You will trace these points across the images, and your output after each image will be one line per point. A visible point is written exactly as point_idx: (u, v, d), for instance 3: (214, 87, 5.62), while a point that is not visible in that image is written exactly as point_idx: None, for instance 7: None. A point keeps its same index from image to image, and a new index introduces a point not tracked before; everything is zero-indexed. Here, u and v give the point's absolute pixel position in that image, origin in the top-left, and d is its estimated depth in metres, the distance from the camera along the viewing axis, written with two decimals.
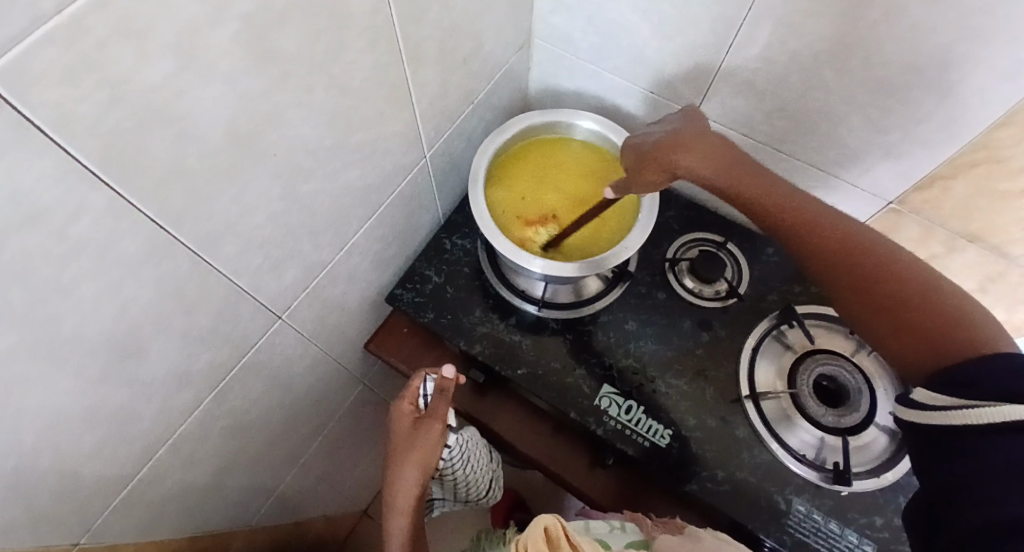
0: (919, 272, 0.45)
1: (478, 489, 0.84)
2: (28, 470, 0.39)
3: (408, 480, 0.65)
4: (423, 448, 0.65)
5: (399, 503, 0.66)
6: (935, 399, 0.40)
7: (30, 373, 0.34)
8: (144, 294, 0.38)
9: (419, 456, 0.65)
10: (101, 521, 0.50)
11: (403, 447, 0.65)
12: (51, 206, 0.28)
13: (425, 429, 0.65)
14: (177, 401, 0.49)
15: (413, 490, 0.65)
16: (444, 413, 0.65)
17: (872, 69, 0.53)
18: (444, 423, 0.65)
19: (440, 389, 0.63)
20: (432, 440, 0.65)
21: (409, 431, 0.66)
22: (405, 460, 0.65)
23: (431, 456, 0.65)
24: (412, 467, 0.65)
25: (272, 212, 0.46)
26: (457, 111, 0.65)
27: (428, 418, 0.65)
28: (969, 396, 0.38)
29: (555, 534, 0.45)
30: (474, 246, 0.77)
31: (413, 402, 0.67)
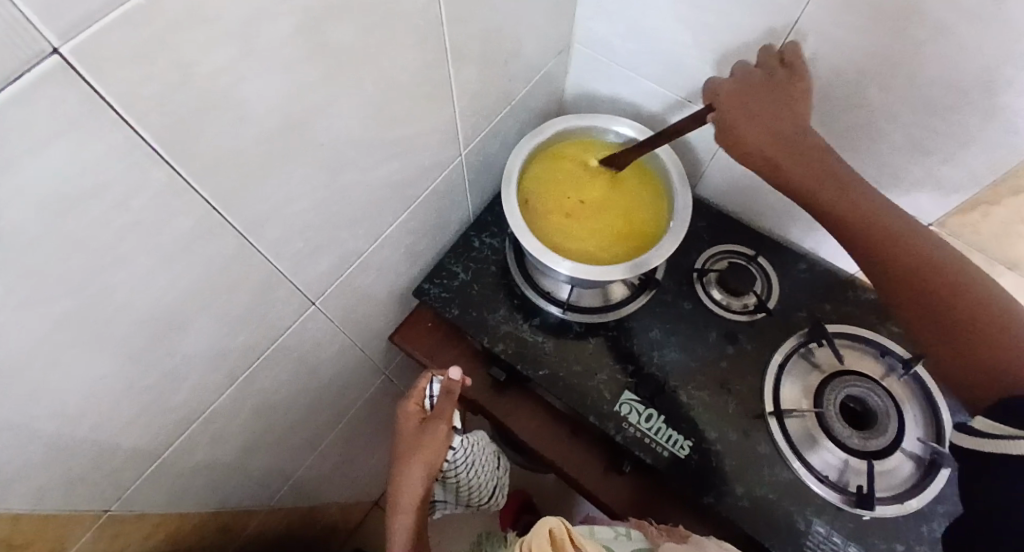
0: (974, 279, 0.45)
1: (480, 494, 0.85)
2: (72, 432, 0.41)
3: (412, 478, 0.66)
4: (428, 447, 0.66)
5: (402, 501, 0.66)
6: (994, 428, 0.40)
7: (83, 339, 0.36)
8: (192, 271, 0.40)
9: (425, 455, 0.66)
10: (132, 489, 0.52)
11: (409, 446, 0.67)
12: (116, 178, 0.30)
13: (431, 428, 0.67)
14: (211, 377, 0.51)
15: (417, 489, 0.66)
16: (449, 414, 0.67)
17: (920, 87, 0.52)
18: (449, 423, 0.67)
19: (446, 390, 0.65)
20: (438, 439, 0.67)
21: (415, 429, 0.67)
22: (411, 459, 0.66)
23: (435, 455, 0.67)
24: (418, 466, 0.66)
25: (315, 200, 0.47)
26: (495, 111, 0.66)
27: (433, 418, 0.67)
28: (1018, 427, 0.38)
29: (559, 537, 0.46)
30: (502, 245, 0.78)
31: (419, 402, 0.69)
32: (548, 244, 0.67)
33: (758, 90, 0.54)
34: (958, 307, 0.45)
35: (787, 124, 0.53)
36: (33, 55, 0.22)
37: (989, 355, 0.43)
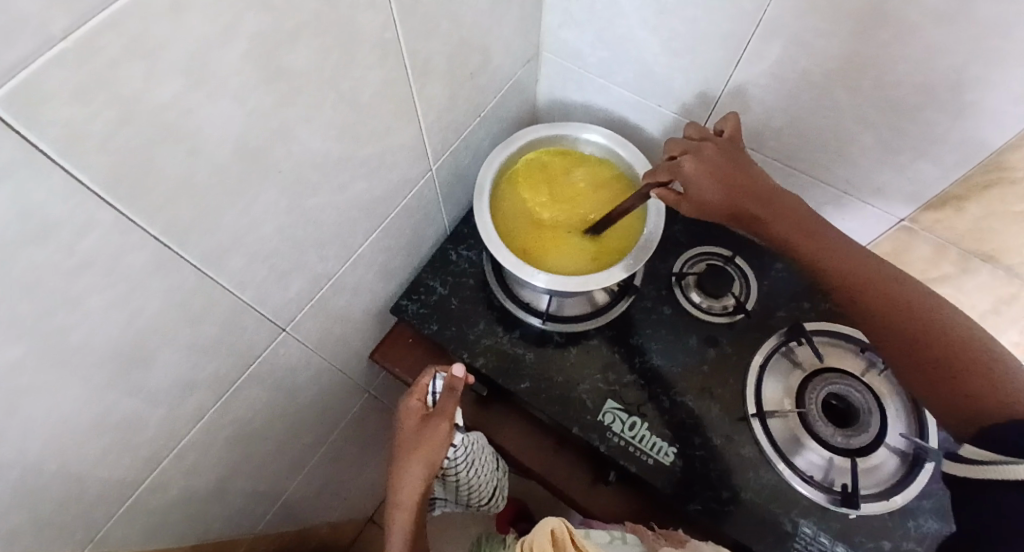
0: (958, 324, 0.46)
1: (481, 494, 0.80)
2: (34, 479, 0.39)
3: (412, 475, 0.63)
4: (428, 444, 0.63)
5: (402, 500, 0.64)
6: (986, 455, 0.42)
7: (38, 386, 0.34)
8: (150, 307, 0.39)
9: (425, 452, 0.63)
10: (104, 529, 0.51)
11: (409, 443, 0.64)
12: (59, 221, 0.28)
13: (433, 425, 0.64)
14: (182, 410, 0.50)
15: (417, 486, 0.63)
16: (451, 412, 0.64)
17: (885, 86, 0.53)
18: (451, 421, 0.64)
19: (448, 386, 0.63)
20: (439, 437, 0.63)
21: (416, 427, 0.65)
22: (411, 455, 0.64)
23: (438, 452, 0.63)
24: (417, 463, 0.63)
25: (278, 226, 0.46)
26: (465, 125, 0.66)
27: (435, 415, 0.64)
28: (1006, 454, 0.41)
29: (561, 538, 0.44)
30: (479, 257, 0.77)
31: (422, 398, 0.66)
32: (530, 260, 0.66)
33: (711, 152, 0.55)
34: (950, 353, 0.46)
35: (752, 183, 0.53)
36: None
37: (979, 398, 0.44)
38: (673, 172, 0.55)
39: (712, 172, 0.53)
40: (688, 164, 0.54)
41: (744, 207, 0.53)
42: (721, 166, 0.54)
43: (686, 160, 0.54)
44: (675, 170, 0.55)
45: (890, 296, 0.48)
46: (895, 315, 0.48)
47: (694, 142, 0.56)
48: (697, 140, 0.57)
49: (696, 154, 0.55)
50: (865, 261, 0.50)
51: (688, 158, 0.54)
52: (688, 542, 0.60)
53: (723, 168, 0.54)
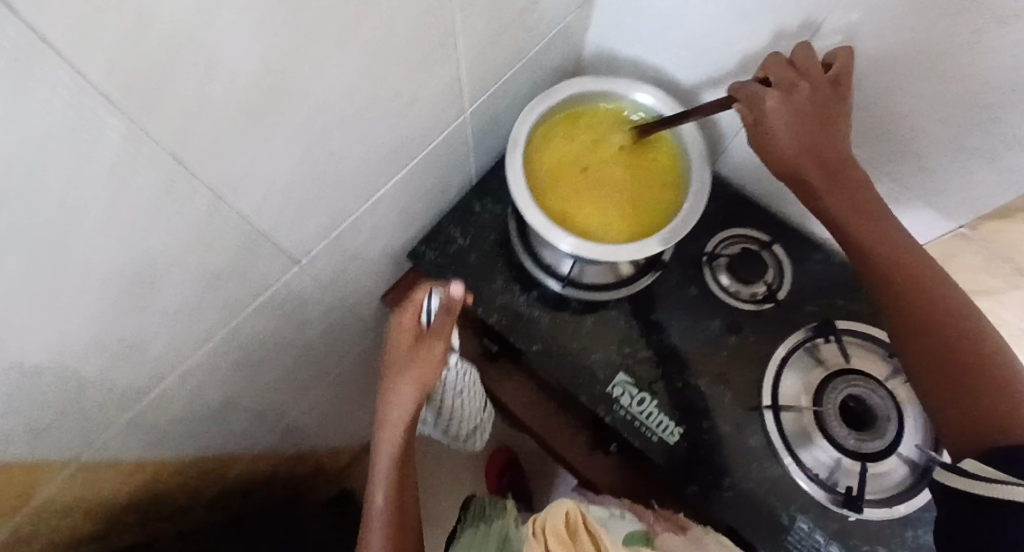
0: (983, 329, 0.46)
1: (463, 429, 0.76)
2: (34, 386, 0.39)
3: (401, 398, 0.56)
4: (421, 367, 0.56)
5: (392, 419, 0.58)
6: (982, 467, 0.39)
7: (40, 297, 0.33)
8: (160, 227, 0.37)
9: (417, 376, 0.56)
10: (104, 438, 0.51)
11: (399, 363, 0.57)
12: (65, 132, 0.26)
13: (426, 346, 0.56)
14: (188, 333, 0.49)
15: (407, 409, 0.57)
16: (449, 331, 0.57)
17: (979, 77, 0.47)
18: (448, 343, 0.57)
19: (444, 307, 0.56)
20: (434, 359, 0.56)
21: (407, 350, 0.57)
22: (401, 377, 0.56)
23: (432, 377, 0.57)
24: (407, 386, 0.56)
25: (298, 157, 0.43)
26: (505, 69, 0.61)
27: (430, 333, 0.57)
28: (1008, 469, 0.37)
29: (574, 521, 0.44)
30: (504, 212, 0.74)
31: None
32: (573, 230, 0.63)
33: (801, 93, 0.51)
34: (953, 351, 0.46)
35: (824, 136, 0.53)
36: None
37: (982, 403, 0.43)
38: (750, 101, 0.54)
39: (786, 118, 0.52)
40: (770, 100, 0.52)
41: (805, 160, 0.53)
42: (801, 110, 0.52)
43: (770, 93, 0.52)
44: (755, 100, 0.53)
45: (918, 288, 0.49)
46: (919, 305, 0.48)
47: (791, 74, 0.52)
48: (798, 74, 0.52)
49: (785, 88, 0.52)
50: (892, 238, 0.51)
51: (771, 91, 0.52)
52: (691, 530, 0.58)
53: (802, 115, 0.52)
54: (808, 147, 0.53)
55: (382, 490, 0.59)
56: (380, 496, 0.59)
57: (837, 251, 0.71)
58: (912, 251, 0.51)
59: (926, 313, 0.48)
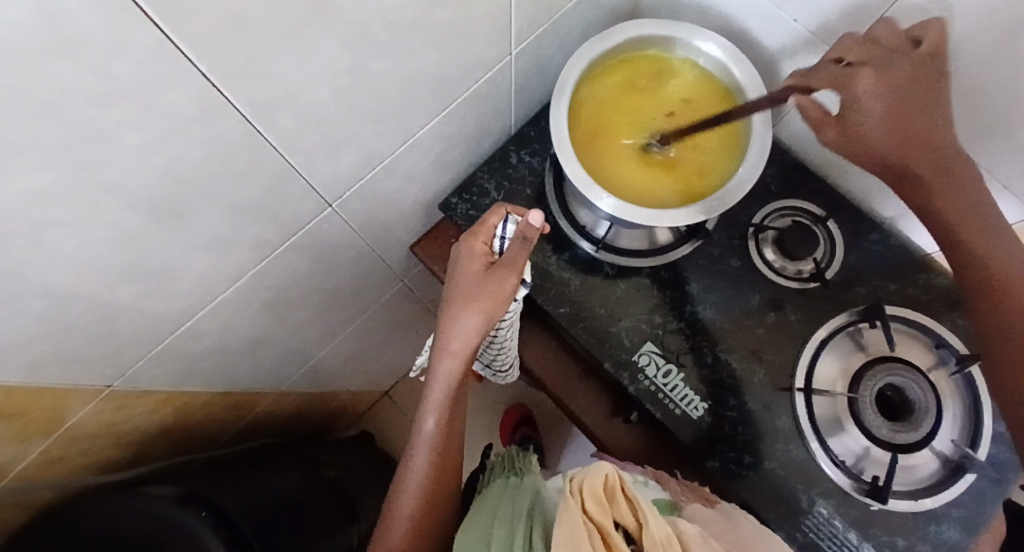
0: None
1: (503, 363, 0.70)
2: (65, 312, 0.38)
3: (466, 327, 0.52)
4: (491, 298, 0.52)
5: (453, 347, 0.54)
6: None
7: (67, 220, 0.32)
8: (190, 156, 0.35)
9: (486, 304, 0.52)
10: (134, 368, 0.52)
11: (468, 291, 0.52)
12: (89, 37, 0.23)
13: (498, 277, 0.52)
14: (218, 270, 0.48)
15: (471, 338, 0.53)
16: (522, 264, 0.52)
17: None
18: (521, 277, 0.52)
19: (520, 236, 0.50)
20: (505, 292, 0.52)
21: (478, 275, 0.53)
22: (469, 304, 0.52)
23: (500, 309, 0.52)
24: (475, 314, 0.52)
25: (336, 88, 0.40)
26: (558, 5, 0.56)
27: (502, 263, 0.52)
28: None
29: (612, 485, 0.44)
30: (542, 165, 0.70)
31: (488, 242, 0.54)
32: (592, 172, 0.59)
33: (900, 70, 0.46)
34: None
35: (923, 128, 0.46)
36: None
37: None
38: (835, 84, 0.48)
39: (886, 103, 0.45)
40: (863, 80, 0.46)
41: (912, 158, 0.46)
42: (899, 91, 0.45)
43: (859, 72, 0.46)
44: (841, 81, 0.47)
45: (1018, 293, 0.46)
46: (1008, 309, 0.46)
47: (878, 51, 0.47)
48: (889, 51, 0.47)
49: (880, 64, 0.46)
50: (996, 243, 0.47)
51: (866, 72, 0.46)
52: (715, 501, 0.58)
53: (898, 98, 0.45)
54: (909, 139, 0.46)
55: (433, 414, 0.56)
56: (431, 420, 0.56)
57: (897, 231, 0.67)
58: (1020, 256, 0.46)
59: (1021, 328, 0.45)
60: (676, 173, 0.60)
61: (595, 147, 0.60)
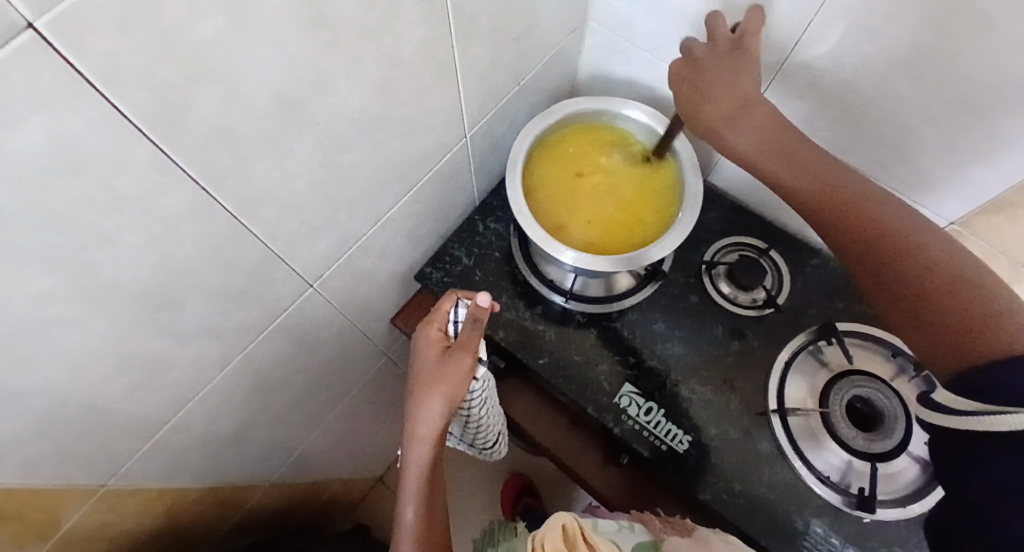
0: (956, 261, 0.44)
1: (486, 439, 0.71)
2: (62, 408, 0.40)
3: (429, 412, 0.54)
4: (450, 379, 0.54)
5: (420, 432, 0.55)
6: (961, 404, 0.38)
7: (70, 316, 0.35)
8: (182, 250, 0.39)
9: (447, 386, 0.54)
10: (126, 465, 0.52)
11: (428, 376, 0.55)
12: (97, 155, 0.28)
13: (454, 359, 0.55)
14: (206, 356, 0.50)
15: (436, 422, 0.55)
16: (475, 344, 0.56)
17: (952, 79, 0.50)
18: (475, 356, 0.56)
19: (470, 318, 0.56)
20: (462, 371, 0.55)
21: (436, 358, 0.56)
22: (430, 388, 0.55)
23: (461, 389, 0.55)
24: (437, 397, 0.54)
25: (312, 180, 0.46)
26: (503, 92, 0.64)
27: (457, 346, 0.56)
28: (987, 403, 0.36)
29: (572, 533, 0.48)
30: (506, 231, 0.76)
31: (442, 328, 0.59)
32: (552, 232, 0.66)
33: (726, 67, 0.52)
34: (934, 287, 0.43)
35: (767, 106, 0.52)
36: (6, 33, 0.20)
37: (971, 335, 0.40)
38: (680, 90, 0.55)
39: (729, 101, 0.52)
40: (687, 82, 0.54)
41: (770, 145, 0.52)
42: (736, 83, 0.52)
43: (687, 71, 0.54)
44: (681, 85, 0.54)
45: (887, 235, 0.46)
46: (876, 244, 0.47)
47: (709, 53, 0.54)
48: (716, 52, 0.53)
49: (722, 69, 0.53)
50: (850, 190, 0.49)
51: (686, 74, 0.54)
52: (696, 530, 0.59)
53: (735, 87, 0.52)
54: (757, 129, 0.52)
55: (411, 506, 0.56)
56: (409, 512, 0.56)
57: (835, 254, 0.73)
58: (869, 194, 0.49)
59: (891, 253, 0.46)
60: (627, 221, 0.66)
61: (553, 210, 0.67)
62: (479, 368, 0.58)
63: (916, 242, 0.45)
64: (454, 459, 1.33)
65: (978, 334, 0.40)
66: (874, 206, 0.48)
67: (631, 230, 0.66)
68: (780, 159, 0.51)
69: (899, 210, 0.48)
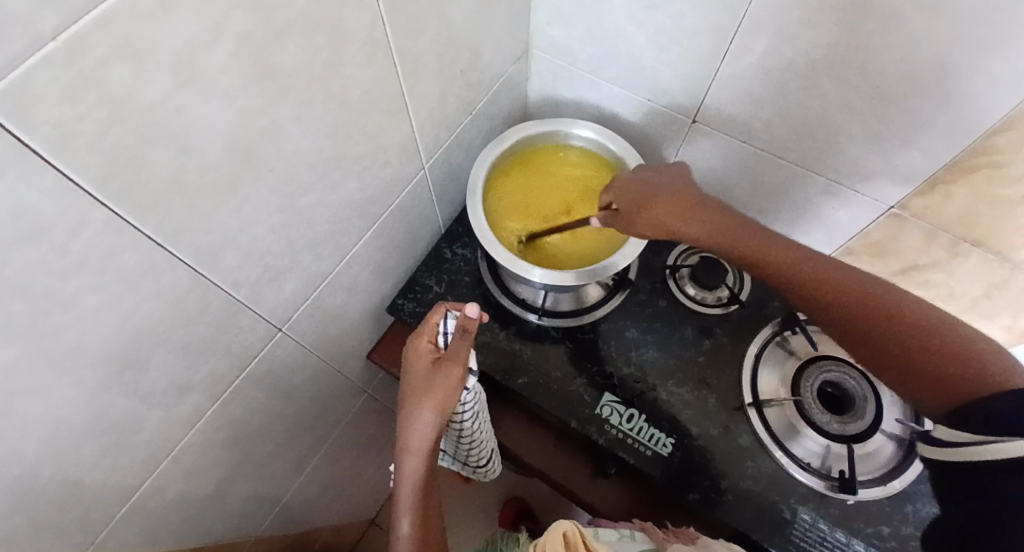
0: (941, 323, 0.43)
1: (480, 455, 0.71)
2: (31, 483, 0.39)
3: (422, 424, 0.55)
4: (441, 391, 0.55)
5: (413, 445, 0.55)
6: (960, 436, 0.40)
7: (33, 386, 0.35)
8: (144, 307, 0.39)
9: (437, 398, 0.55)
10: (102, 533, 0.51)
11: (419, 389, 0.56)
12: (51, 221, 0.29)
13: (445, 371, 0.56)
14: (179, 411, 0.50)
15: (429, 434, 0.55)
16: (465, 356, 0.56)
17: (869, 74, 0.53)
18: (466, 367, 0.56)
19: (459, 329, 0.56)
20: (451, 383, 0.55)
21: (426, 370, 0.57)
22: (422, 400, 0.55)
23: (452, 400, 0.56)
24: (429, 409, 0.55)
25: (271, 225, 0.46)
26: (456, 123, 0.66)
27: (447, 357, 0.56)
28: (981, 432, 0.38)
29: (573, 539, 0.49)
30: (474, 255, 0.77)
31: (433, 339, 0.59)
32: (516, 250, 0.67)
33: (665, 187, 0.55)
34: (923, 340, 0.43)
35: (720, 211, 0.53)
36: None
37: (951, 374, 0.41)
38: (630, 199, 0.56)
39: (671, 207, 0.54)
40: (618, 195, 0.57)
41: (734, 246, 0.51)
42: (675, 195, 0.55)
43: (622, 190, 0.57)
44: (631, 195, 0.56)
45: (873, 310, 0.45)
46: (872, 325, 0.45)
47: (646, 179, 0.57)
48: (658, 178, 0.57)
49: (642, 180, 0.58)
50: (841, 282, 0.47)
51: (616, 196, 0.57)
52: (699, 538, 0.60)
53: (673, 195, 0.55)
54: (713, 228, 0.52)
55: (406, 518, 0.55)
56: (403, 525, 0.55)
57: None
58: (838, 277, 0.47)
59: (886, 330, 0.44)
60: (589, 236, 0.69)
61: (517, 230, 0.69)
62: (470, 378, 0.59)
63: (875, 298, 0.46)
64: (447, 490, 1.31)
65: (957, 373, 0.40)
66: (827, 271, 0.48)
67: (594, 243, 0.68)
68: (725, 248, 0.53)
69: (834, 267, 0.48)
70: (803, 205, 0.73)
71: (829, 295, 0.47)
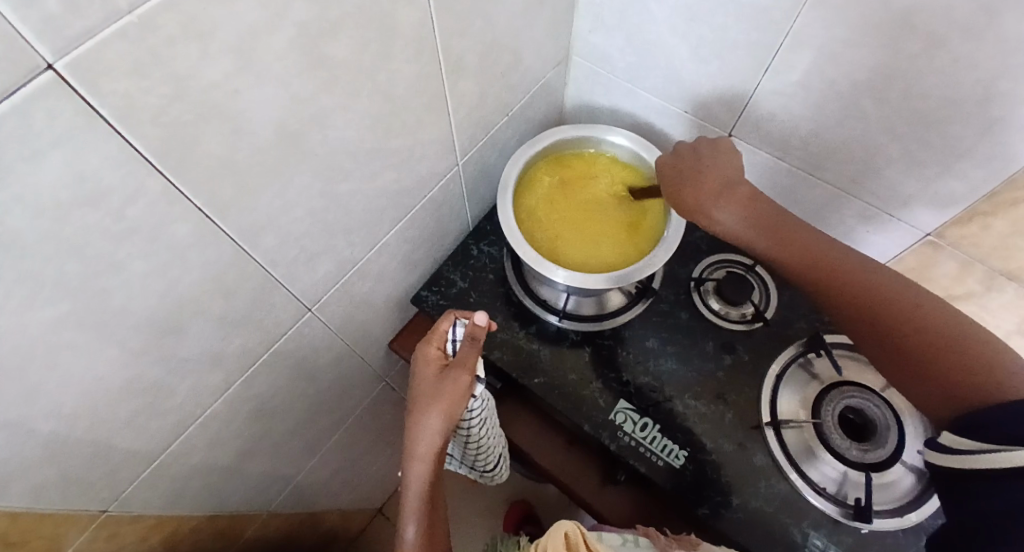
0: (964, 329, 0.47)
1: (488, 461, 0.72)
2: (67, 435, 0.42)
3: (429, 429, 0.55)
4: (450, 397, 0.56)
5: (420, 450, 0.56)
6: (957, 443, 0.42)
7: (80, 342, 0.37)
8: (188, 277, 0.41)
9: (445, 403, 0.56)
10: (126, 491, 0.53)
11: (427, 395, 0.56)
12: (112, 187, 0.31)
13: (452, 377, 0.57)
14: (209, 381, 0.51)
15: (436, 440, 0.56)
16: (473, 362, 0.57)
17: (913, 97, 0.53)
18: (473, 374, 0.57)
19: (468, 337, 0.57)
20: (460, 389, 0.56)
21: (434, 375, 0.58)
22: (430, 405, 0.56)
23: (460, 405, 0.56)
24: (436, 415, 0.55)
25: (311, 209, 0.48)
26: (492, 122, 0.67)
27: (455, 364, 0.57)
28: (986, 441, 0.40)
29: (574, 539, 0.50)
30: (500, 254, 0.78)
31: (441, 346, 0.60)
32: (539, 250, 0.68)
33: (707, 169, 0.59)
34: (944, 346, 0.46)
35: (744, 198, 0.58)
36: (28, 70, 0.23)
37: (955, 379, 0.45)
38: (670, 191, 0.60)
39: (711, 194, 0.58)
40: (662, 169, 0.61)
41: (765, 226, 0.56)
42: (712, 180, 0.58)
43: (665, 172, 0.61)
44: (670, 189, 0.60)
45: (890, 315, 0.49)
46: (886, 320, 0.49)
47: (685, 159, 0.61)
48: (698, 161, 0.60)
49: (708, 157, 0.60)
50: (895, 289, 0.50)
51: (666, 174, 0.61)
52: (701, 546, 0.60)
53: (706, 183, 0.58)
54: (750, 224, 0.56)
55: (411, 523, 0.55)
56: (409, 529, 0.55)
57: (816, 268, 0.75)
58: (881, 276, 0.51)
59: (901, 334, 0.49)
60: (612, 242, 0.69)
61: (541, 232, 0.69)
62: (477, 386, 0.59)
63: (925, 313, 0.48)
64: (454, 487, 1.32)
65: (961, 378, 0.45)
66: (888, 290, 0.50)
67: (617, 250, 0.68)
68: (777, 251, 0.55)
69: (879, 270, 0.52)
70: (837, 227, 0.72)
71: (877, 299, 0.50)
